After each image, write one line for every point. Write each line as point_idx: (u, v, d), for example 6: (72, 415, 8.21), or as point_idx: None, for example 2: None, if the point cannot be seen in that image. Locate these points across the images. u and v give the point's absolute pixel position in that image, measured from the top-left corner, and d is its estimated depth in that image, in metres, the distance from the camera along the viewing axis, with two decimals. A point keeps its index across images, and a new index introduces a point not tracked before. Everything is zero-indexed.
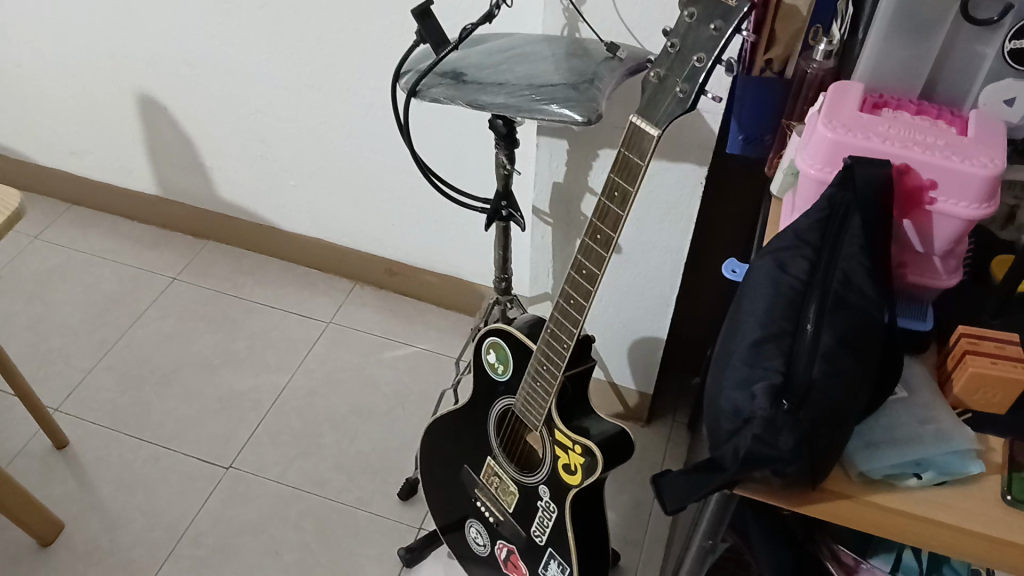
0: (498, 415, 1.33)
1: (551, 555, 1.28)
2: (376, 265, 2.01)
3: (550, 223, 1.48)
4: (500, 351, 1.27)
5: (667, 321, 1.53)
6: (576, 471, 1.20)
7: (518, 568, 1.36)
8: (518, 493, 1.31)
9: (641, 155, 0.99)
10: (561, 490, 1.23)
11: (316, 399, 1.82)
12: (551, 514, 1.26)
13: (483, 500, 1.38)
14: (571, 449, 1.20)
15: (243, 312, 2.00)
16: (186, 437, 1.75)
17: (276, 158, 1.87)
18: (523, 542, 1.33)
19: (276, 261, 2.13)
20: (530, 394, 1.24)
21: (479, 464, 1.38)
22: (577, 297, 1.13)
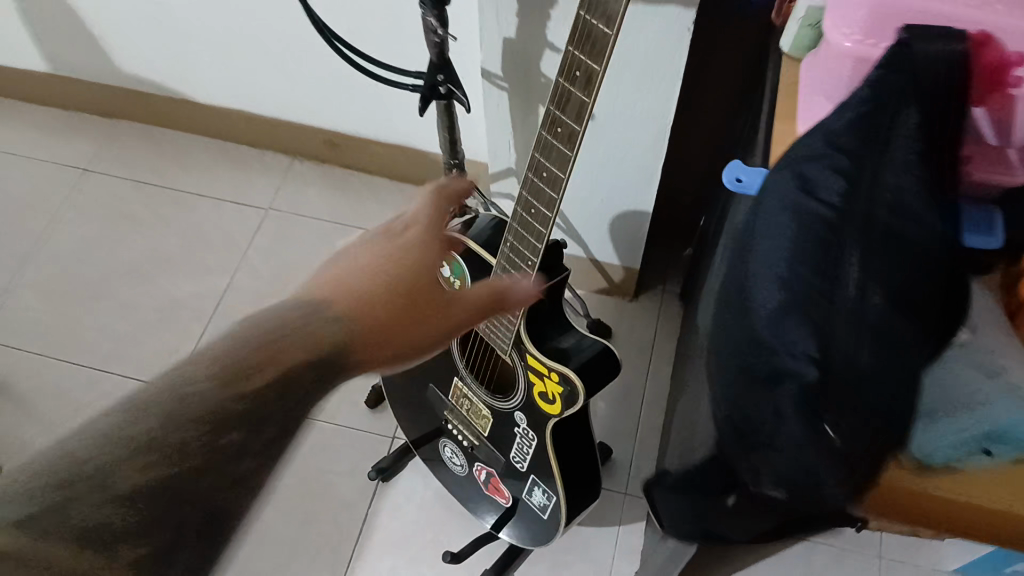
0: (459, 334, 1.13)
1: (535, 483, 1.14)
2: (312, 137, 1.74)
3: (505, 87, 1.22)
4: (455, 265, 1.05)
5: (652, 193, 1.31)
6: (556, 401, 1.03)
7: (500, 492, 1.22)
8: (493, 420, 1.14)
9: (608, 22, 0.72)
10: (540, 418, 1.07)
11: (264, 301, 1.63)
12: (530, 442, 1.10)
13: (454, 424, 1.22)
14: (549, 377, 1.02)
15: (172, 205, 1.76)
16: (125, 357, 1.57)
17: (173, 23, 1.55)
18: (503, 468, 1.18)
19: (202, 140, 1.85)
20: (495, 316, 1.03)
21: (445, 386, 1.20)
22: (539, 203, 0.90)
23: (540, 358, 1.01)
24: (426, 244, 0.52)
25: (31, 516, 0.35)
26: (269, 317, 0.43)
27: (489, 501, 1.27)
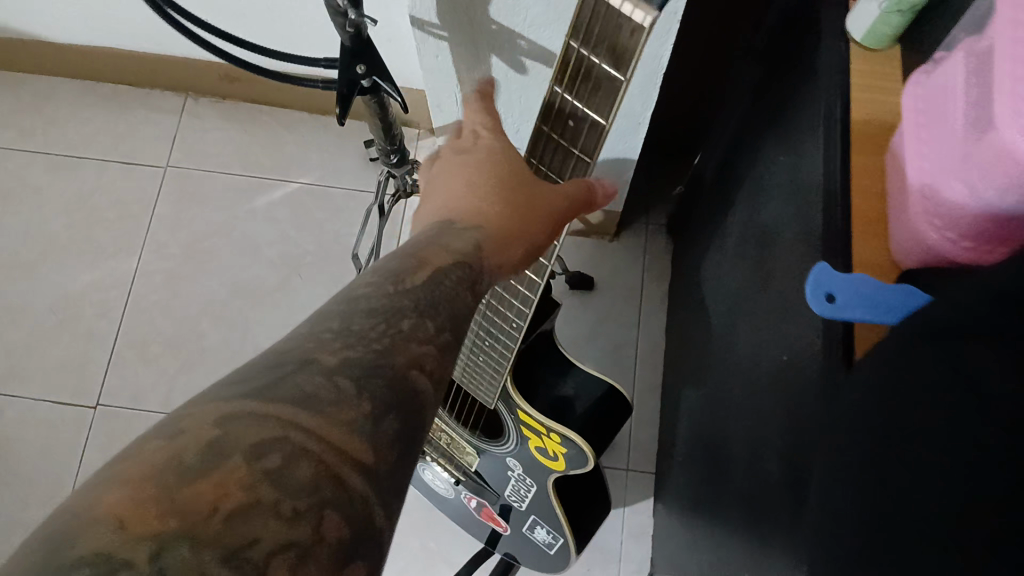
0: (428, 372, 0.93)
1: (535, 520, 1.01)
2: (202, 71, 1.41)
3: (445, 36, 0.93)
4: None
5: (639, 141, 1.06)
6: (558, 456, 0.88)
7: (492, 520, 1.08)
8: (483, 460, 0.98)
9: (617, 63, 0.58)
10: (541, 469, 0.92)
11: (181, 286, 1.38)
12: (528, 487, 0.96)
13: (433, 456, 1.03)
14: (547, 436, 0.86)
15: (46, 173, 1.44)
16: (26, 373, 1.33)
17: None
18: (497, 503, 1.03)
19: (66, 81, 1.50)
20: (474, 368, 0.84)
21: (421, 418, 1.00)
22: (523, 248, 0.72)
23: (536, 417, 0.84)
24: (508, 149, 0.70)
25: (261, 389, 0.38)
26: (430, 244, 0.58)
27: (477, 521, 1.13)
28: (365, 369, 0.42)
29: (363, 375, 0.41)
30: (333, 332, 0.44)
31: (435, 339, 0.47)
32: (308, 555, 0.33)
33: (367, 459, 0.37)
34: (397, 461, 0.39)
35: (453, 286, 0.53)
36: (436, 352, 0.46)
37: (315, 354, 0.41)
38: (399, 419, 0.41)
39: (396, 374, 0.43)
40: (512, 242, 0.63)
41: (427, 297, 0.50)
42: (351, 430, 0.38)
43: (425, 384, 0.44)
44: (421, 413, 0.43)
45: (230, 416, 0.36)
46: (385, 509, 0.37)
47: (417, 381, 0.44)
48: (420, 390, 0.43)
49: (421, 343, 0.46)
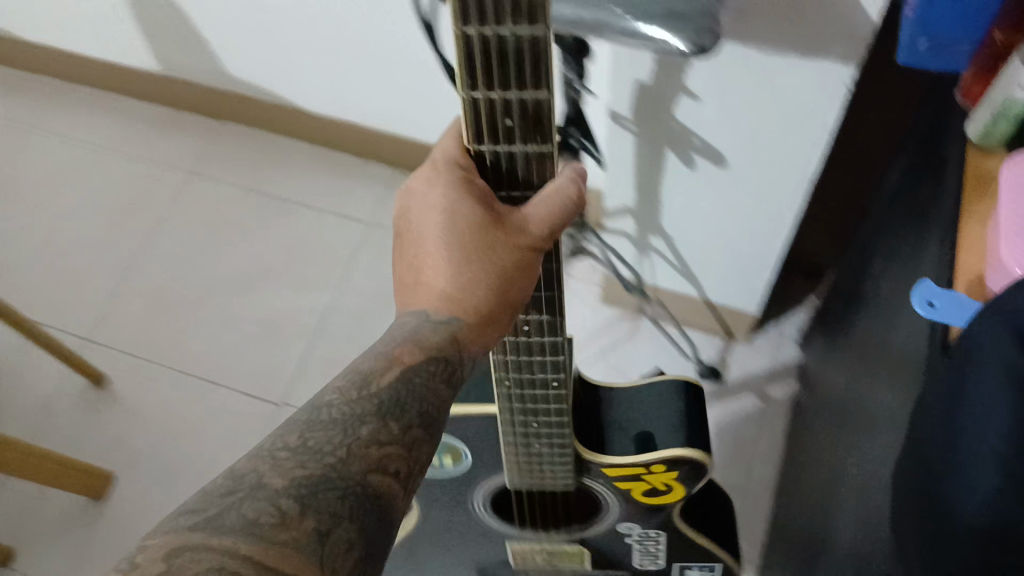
0: (483, 502, 1.09)
1: (673, 569, 1.13)
2: (417, 148, 1.70)
3: (633, 129, 1.15)
4: (452, 450, 1.01)
5: (780, 241, 1.24)
6: (669, 487, 0.98)
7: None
8: (590, 539, 1.11)
9: (531, 16, 0.53)
10: (656, 507, 1.03)
11: (364, 320, 1.61)
12: (657, 539, 1.08)
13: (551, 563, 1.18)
14: (646, 477, 0.97)
15: (275, 214, 1.76)
16: (228, 368, 1.58)
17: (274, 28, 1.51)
18: (630, 568, 1.16)
19: (306, 145, 1.83)
20: (541, 459, 0.98)
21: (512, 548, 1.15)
22: (531, 362, 0.85)
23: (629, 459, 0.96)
24: (466, 183, 0.64)
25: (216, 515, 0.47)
26: (407, 339, 0.64)
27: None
28: (319, 477, 0.50)
29: (313, 485, 0.49)
30: (285, 451, 0.51)
31: (394, 434, 0.55)
32: None
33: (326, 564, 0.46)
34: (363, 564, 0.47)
35: (421, 367, 0.61)
36: (397, 447, 0.55)
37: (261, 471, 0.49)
38: (351, 525, 0.48)
39: (355, 480, 0.51)
40: (488, 313, 0.67)
41: (389, 394, 0.58)
42: (304, 544, 0.46)
43: (395, 483, 0.53)
44: (392, 510, 0.52)
45: (181, 547, 0.44)
46: None
47: (382, 482, 0.52)
48: (384, 478, 0.52)
49: (386, 432, 0.55)
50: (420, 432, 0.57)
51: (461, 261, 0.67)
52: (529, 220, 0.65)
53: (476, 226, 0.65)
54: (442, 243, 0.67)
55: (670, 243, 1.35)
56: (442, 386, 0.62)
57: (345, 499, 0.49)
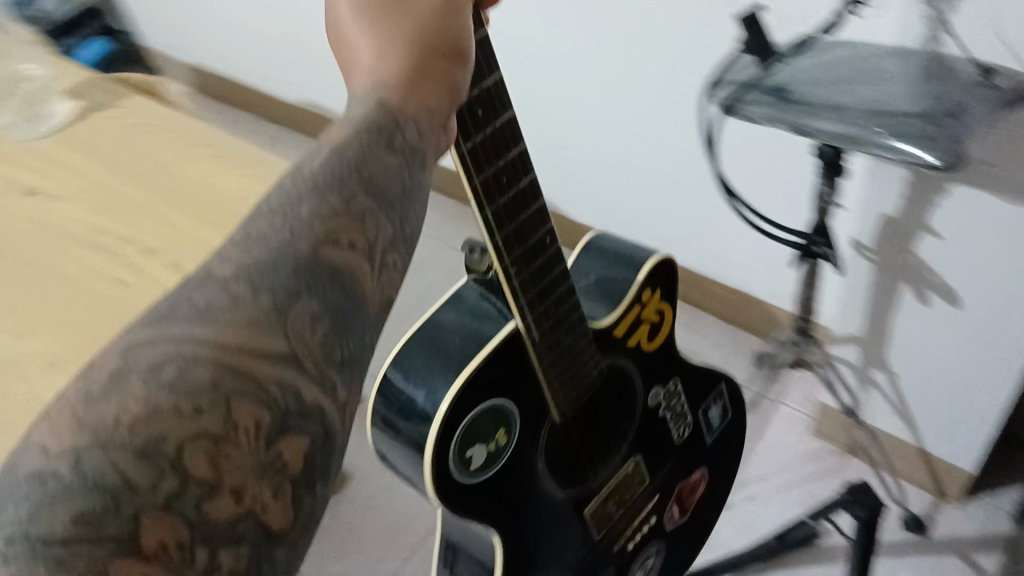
0: (541, 459, 0.87)
1: (698, 406, 1.05)
2: None
3: (872, 260, 1.22)
4: (494, 421, 0.81)
5: (1009, 394, 1.22)
6: (658, 312, 0.94)
7: (698, 480, 1.11)
8: (638, 445, 0.98)
9: None
10: (660, 356, 0.98)
11: None
12: (677, 389, 1.01)
13: (625, 532, 1.01)
14: (638, 314, 0.92)
15: None
16: None
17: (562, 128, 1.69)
18: (671, 461, 1.04)
19: None
20: (559, 370, 0.83)
21: (587, 524, 0.95)
22: (512, 229, 0.74)
23: (627, 290, 0.91)
24: None
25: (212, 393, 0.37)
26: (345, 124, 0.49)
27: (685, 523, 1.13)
28: (270, 290, 0.39)
29: (277, 317, 0.39)
30: (231, 279, 0.39)
31: (343, 210, 0.44)
32: (226, 441, 0.35)
33: (320, 390, 0.39)
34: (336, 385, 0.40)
35: (343, 142, 0.47)
36: (354, 219, 0.44)
37: (216, 318, 0.37)
38: (313, 347, 0.39)
39: (310, 293, 0.40)
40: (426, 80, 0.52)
41: (323, 169, 0.45)
42: (272, 403, 0.37)
43: (365, 270, 0.43)
44: (360, 285, 0.43)
45: (140, 345, 0.36)
46: (300, 401, 0.38)
47: (343, 263, 0.42)
48: (350, 267, 0.42)
49: (361, 219, 0.44)
50: (381, 198, 0.46)
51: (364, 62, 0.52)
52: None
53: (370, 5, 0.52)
54: (350, 42, 0.52)
55: (890, 380, 1.35)
56: (380, 155, 0.47)
57: (308, 329, 0.39)
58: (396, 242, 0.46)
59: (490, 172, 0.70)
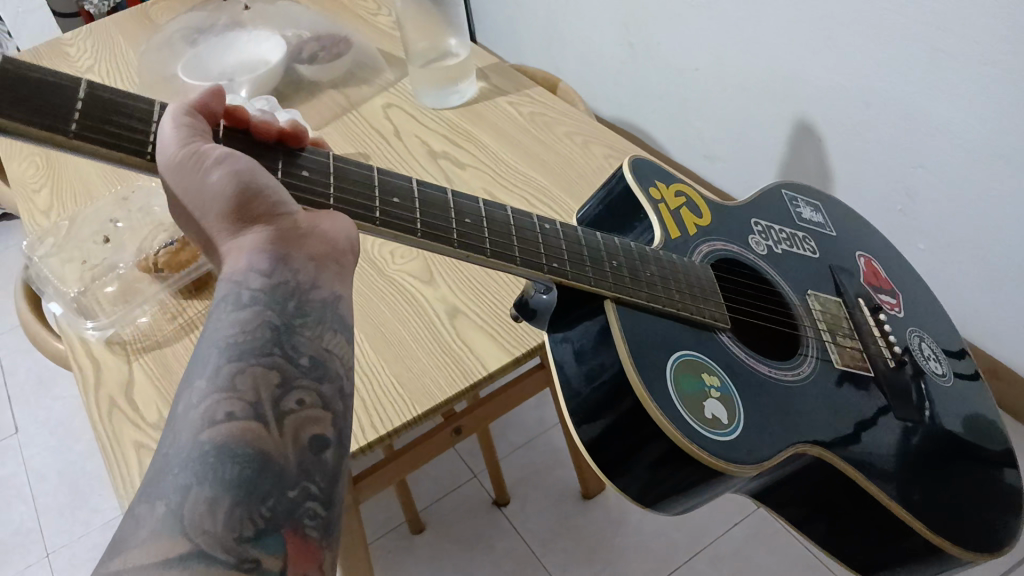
0: (752, 361, 0.51)
1: (791, 214, 0.65)
2: None
3: None
4: (687, 370, 0.46)
5: None
6: (677, 190, 0.58)
7: (869, 265, 0.66)
8: (800, 282, 0.60)
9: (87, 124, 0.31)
10: (723, 212, 0.61)
11: None
12: (765, 228, 0.62)
13: (882, 342, 0.60)
14: (672, 211, 0.57)
15: None
16: None
17: (755, 145, 1.14)
18: (844, 268, 0.64)
19: None
20: (690, 290, 0.51)
21: (862, 378, 0.56)
22: (519, 240, 0.44)
23: (635, 200, 0.55)
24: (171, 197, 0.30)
25: None
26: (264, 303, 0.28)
27: (916, 302, 0.66)
28: (162, 499, 0.22)
29: (173, 519, 0.21)
30: (137, 503, 0.22)
31: (225, 384, 0.25)
32: None
33: (247, 566, 0.22)
34: (277, 535, 0.23)
35: (209, 322, 0.27)
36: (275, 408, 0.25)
37: (125, 549, 0.21)
38: (224, 527, 0.22)
39: (186, 471, 0.22)
40: (314, 215, 0.31)
41: (227, 340, 0.26)
42: None
43: (259, 428, 0.24)
44: (293, 467, 0.25)
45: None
46: None
47: (236, 436, 0.24)
48: (234, 434, 0.24)
49: (237, 383, 0.25)
50: (271, 328, 0.27)
51: (223, 235, 0.29)
52: (185, 150, 0.30)
53: (185, 184, 0.29)
54: (207, 231, 0.30)
55: None
56: (253, 319, 0.27)
57: (215, 522, 0.22)
58: (323, 363, 0.28)
59: (443, 221, 0.40)
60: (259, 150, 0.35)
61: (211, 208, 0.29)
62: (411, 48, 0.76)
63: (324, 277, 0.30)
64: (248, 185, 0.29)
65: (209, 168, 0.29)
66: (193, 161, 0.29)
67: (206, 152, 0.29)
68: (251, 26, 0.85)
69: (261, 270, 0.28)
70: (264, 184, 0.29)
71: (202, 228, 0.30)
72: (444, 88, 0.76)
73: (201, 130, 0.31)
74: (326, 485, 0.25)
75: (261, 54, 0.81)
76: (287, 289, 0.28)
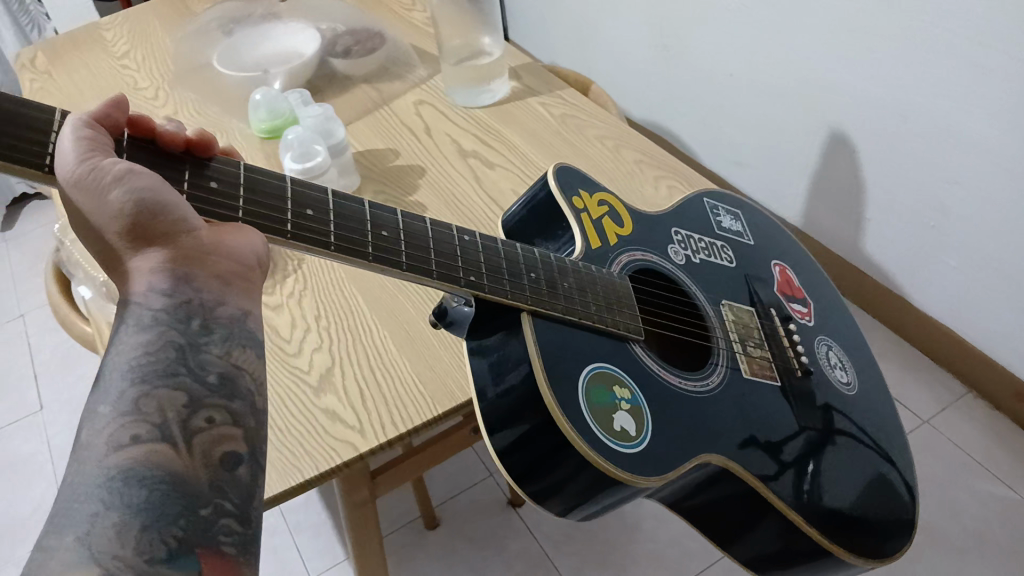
0: (659, 367, 0.50)
1: (710, 223, 0.63)
2: None
3: None
4: (601, 379, 0.46)
5: None
6: (600, 199, 0.57)
7: (785, 273, 0.65)
8: (716, 292, 0.59)
9: None
10: (644, 221, 0.59)
11: None
12: (683, 235, 0.60)
13: (791, 352, 0.59)
14: (594, 220, 0.56)
15: None
16: None
17: (786, 154, 1.13)
18: (759, 277, 0.63)
19: None
20: (606, 300, 0.50)
21: (769, 387, 0.55)
22: (437, 253, 0.42)
23: (558, 210, 0.55)
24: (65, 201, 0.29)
25: None
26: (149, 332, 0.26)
27: (829, 314, 0.65)
28: (65, 529, 0.21)
29: (79, 549, 0.20)
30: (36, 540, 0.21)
31: (125, 411, 0.24)
32: None
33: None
34: (190, 556, 0.22)
35: (109, 345, 0.26)
36: (185, 427, 0.25)
37: None
38: (132, 551, 0.21)
39: (89, 499, 0.21)
40: (221, 231, 0.30)
41: (123, 365, 0.25)
42: None
43: (168, 451, 0.24)
44: (205, 486, 0.24)
45: None
46: None
47: (142, 460, 0.23)
48: (142, 457, 0.23)
49: (141, 406, 0.24)
50: (176, 344, 0.26)
51: (127, 254, 0.27)
52: (82, 158, 0.28)
53: (82, 202, 0.27)
54: (107, 249, 0.28)
55: None
56: (156, 339, 0.26)
57: (127, 548, 0.21)
58: (232, 381, 0.28)
59: (357, 232, 0.38)
60: (168, 161, 0.33)
61: (108, 226, 0.27)
62: (445, 46, 0.76)
63: (230, 296, 0.29)
64: (145, 203, 0.27)
65: (104, 185, 0.27)
66: (88, 175, 0.27)
67: (100, 166, 0.27)
68: (285, 17, 0.85)
69: (162, 291, 0.27)
70: (166, 201, 0.27)
71: (103, 246, 0.28)
72: (477, 87, 0.76)
73: (98, 142, 0.29)
74: (241, 503, 0.25)
75: (295, 46, 0.81)
76: (189, 310, 0.27)
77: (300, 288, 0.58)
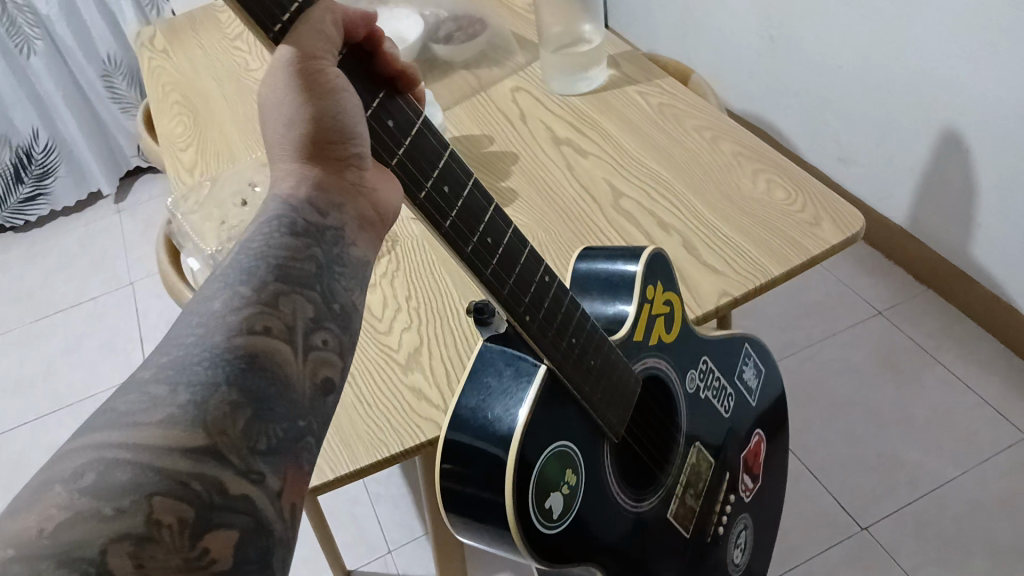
0: (609, 482, 0.48)
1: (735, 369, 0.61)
2: None
3: None
4: (563, 459, 0.44)
5: None
6: (668, 297, 0.54)
7: (758, 443, 0.64)
8: (699, 430, 0.57)
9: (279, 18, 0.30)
10: (691, 332, 0.56)
11: None
12: (705, 366, 0.58)
13: (716, 517, 0.58)
14: (651, 315, 0.53)
15: None
16: None
17: (896, 151, 1.08)
18: (739, 435, 0.62)
19: None
20: (613, 394, 0.48)
21: (680, 538, 0.54)
22: (516, 278, 0.42)
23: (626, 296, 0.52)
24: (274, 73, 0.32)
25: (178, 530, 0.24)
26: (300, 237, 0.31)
27: (764, 498, 0.66)
28: (186, 386, 0.24)
29: (191, 411, 0.23)
30: (152, 381, 0.24)
31: (262, 301, 0.27)
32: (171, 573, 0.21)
33: (252, 478, 0.24)
34: (281, 459, 0.25)
35: (268, 227, 0.30)
36: (303, 337, 0.28)
37: (139, 421, 0.23)
38: (236, 431, 0.24)
39: (217, 370, 0.25)
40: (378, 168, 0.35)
41: (261, 255, 0.29)
42: (195, 493, 0.23)
43: (288, 352, 0.27)
44: (307, 398, 0.27)
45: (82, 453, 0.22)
46: (264, 526, 0.24)
47: (262, 348, 0.26)
48: (266, 347, 0.26)
49: (280, 304, 0.28)
50: (315, 261, 0.30)
51: (294, 150, 0.32)
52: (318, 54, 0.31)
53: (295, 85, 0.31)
54: (287, 139, 0.32)
55: None
56: (299, 243, 0.30)
57: (234, 427, 0.24)
58: (350, 314, 0.30)
59: (467, 229, 0.38)
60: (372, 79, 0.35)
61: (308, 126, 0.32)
62: (545, 33, 0.76)
63: (362, 236, 0.33)
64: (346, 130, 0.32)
65: (326, 92, 0.32)
66: (315, 74, 0.31)
67: (326, 71, 0.32)
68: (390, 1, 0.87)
69: (323, 210, 0.32)
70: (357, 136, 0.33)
71: (285, 134, 0.32)
72: (575, 75, 0.75)
73: (337, 39, 0.32)
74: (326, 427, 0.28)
75: (398, 29, 0.83)
76: (335, 233, 0.32)
77: (392, 270, 0.60)
